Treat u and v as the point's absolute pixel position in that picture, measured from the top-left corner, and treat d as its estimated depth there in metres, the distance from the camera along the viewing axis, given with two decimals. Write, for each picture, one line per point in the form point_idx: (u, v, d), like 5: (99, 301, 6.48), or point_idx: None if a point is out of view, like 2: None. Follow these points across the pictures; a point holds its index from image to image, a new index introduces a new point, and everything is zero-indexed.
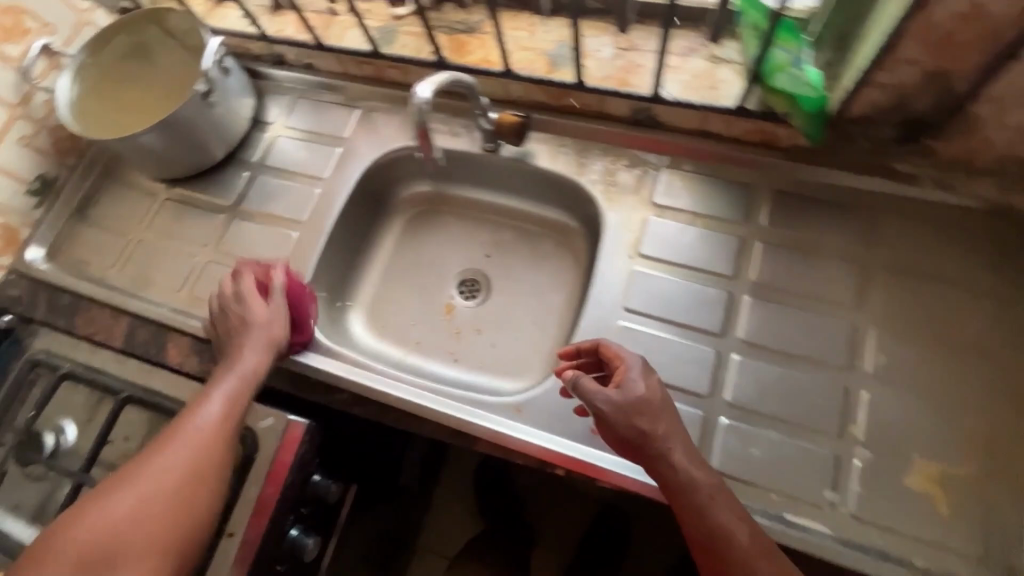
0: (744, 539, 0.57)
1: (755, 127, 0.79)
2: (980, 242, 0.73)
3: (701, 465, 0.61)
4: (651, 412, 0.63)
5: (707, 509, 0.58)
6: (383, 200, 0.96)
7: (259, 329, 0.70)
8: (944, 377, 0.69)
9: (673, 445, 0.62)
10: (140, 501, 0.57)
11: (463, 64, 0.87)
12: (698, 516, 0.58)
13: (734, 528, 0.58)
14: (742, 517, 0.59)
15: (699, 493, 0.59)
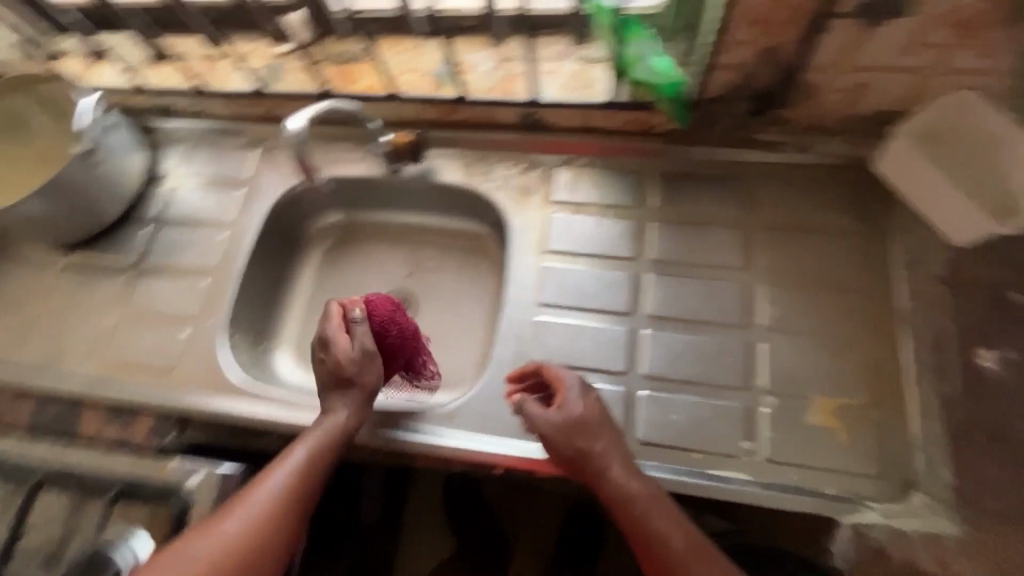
0: (680, 545, 0.56)
1: (632, 118, 0.80)
2: (847, 194, 0.76)
3: (638, 474, 0.60)
4: (592, 428, 0.62)
5: (644, 515, 0.58)
6: (296, 235, 0.99)
7: (338, 370, 0.70)
8: (833, 321, 0.71)
9: (609, 458, 0.61)
10: (261, 527, 0.59)
11: (352, 93, 0.88)
12: (638, 526, 0.58)
13: (676, 536, 0.57)
14: (677, 519, 0.58)
15: (637, 501, 0.58)
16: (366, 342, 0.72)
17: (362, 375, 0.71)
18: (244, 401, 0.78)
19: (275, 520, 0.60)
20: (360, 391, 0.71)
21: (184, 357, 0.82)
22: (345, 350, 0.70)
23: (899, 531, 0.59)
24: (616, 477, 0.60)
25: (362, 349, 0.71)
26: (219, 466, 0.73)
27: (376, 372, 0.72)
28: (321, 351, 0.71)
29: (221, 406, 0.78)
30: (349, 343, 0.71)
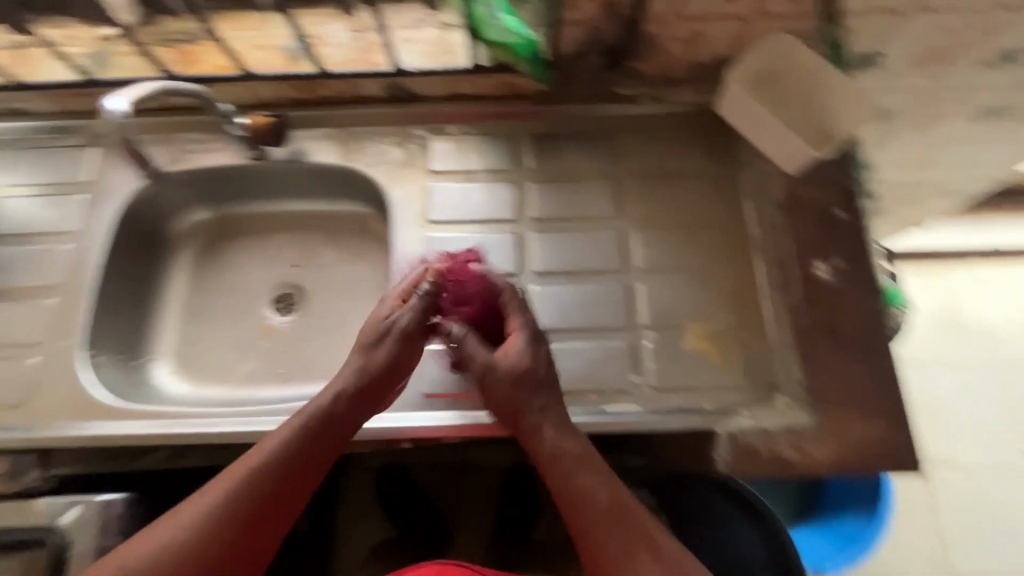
0: (599, 500, 0.59)
1: (498, 81, 0.82)
2: (700, 138, 0.82)
3: (569, 434, 0.62)
4: (524, 380, 0.63)
5: (572, 470, 0.60)
6: (159, 239, 0.90)
7: (365, 332, 0.67)
8: (698, 254, 0.77)
9: (532, 411, 0.63)
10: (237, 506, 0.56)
11: (197, 74, 0.81)
12: (566, 480, 0.60)
13: (600, 491, 0.59)
14: (603, 475, 0.60)
15: (565, 457, 0.61)
16: (398, 319, 0.66)
17: (375, 351, 0.65)
18: (115, 422, 0.71)
19: (247, 506, 0.57)
20: (361, 363, 0.64)
21: (37, 386, 0.73)
22: (377, 317, 0.67)
23: (767, 429, 0.67)
24: (546, 434, 0.62)
25: (391, 324, 0.66)
26: (97, 497, 0.67)
27: (389, 350, 0.65)
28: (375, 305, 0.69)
29: (89, 432, 0.70)
30: (390, 312, 0.67)
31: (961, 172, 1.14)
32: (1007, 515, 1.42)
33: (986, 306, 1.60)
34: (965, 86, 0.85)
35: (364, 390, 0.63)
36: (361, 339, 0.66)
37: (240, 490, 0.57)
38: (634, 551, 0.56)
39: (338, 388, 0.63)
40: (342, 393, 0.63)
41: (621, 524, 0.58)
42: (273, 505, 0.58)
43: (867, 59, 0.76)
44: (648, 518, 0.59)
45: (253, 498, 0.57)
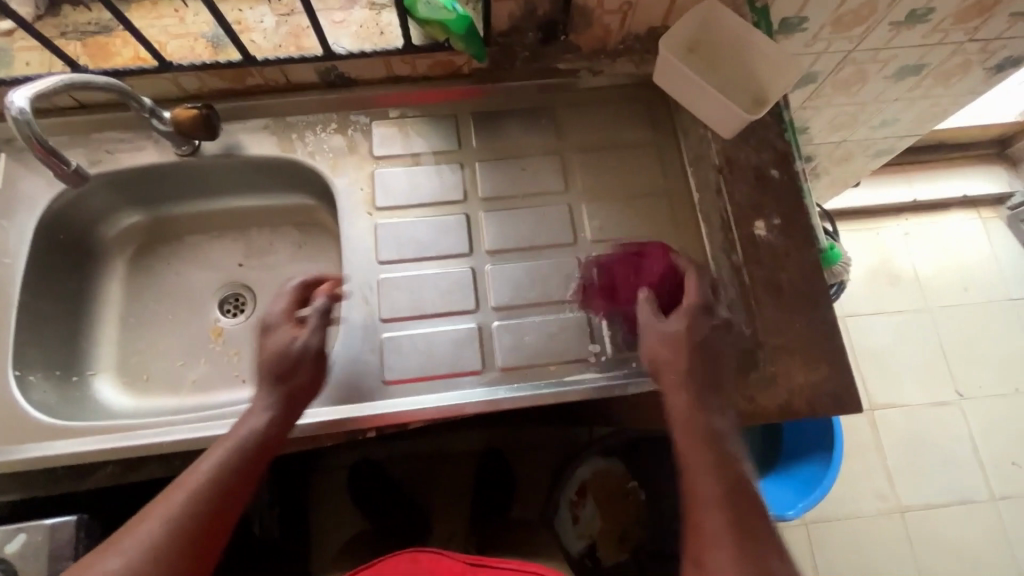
0: (713, 486, 0.57)
1: (436, 61, 0.80)
2: (639, 108, 0.84)
3: (703, 410, 0.62)
4: (687, 348, 0.64)
5: (699, 449, 0.59)
6: (87, 247, 0.85)
7: (272, 364, 0.63)
8: (646, 223, 0.79)
9: (689, 378, 0.63)
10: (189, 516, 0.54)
11: (109, 68, 0.75)
12: (693, 460, 0.59)
13: (720, 477, 0.58)
14: (725, 465, 0.59)
15: (699, 437, 0.60)
16: (312, 339, 0.65)
17: (295, 374, 0.63)
18: (59, 441, 0.67)
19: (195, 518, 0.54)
20: (286, 392, 0.63)
21: None
22: (285, 344, 0.64)
23: None
24: (680, 408, 0.62)
25: (304, 348, 0.64)
26: (44, 520, 0.63)
27: (313, 371, 0.64)
28: (260, 338, 0.65)
29: (32, 452, 0.66)
30: (295, 337, 0.65)
31: (886, 130, 1.20)
32: (942, 447, 1.54)
33: (917, 257, 1.71)
34: (881, 45, 0.90)
35: (286, 413, 0.62)
36: (271, 371, 0.62)
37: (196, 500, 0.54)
38: (740, 539, 0.54)
39: (264, 415, 0.61)
40: (266, 421, 0.61)
41: (735, 515, 0.55)
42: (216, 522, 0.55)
43: (785, 23, 0.80)
44: (764, 519, 0.56)
45: (189, 530, 0.53)
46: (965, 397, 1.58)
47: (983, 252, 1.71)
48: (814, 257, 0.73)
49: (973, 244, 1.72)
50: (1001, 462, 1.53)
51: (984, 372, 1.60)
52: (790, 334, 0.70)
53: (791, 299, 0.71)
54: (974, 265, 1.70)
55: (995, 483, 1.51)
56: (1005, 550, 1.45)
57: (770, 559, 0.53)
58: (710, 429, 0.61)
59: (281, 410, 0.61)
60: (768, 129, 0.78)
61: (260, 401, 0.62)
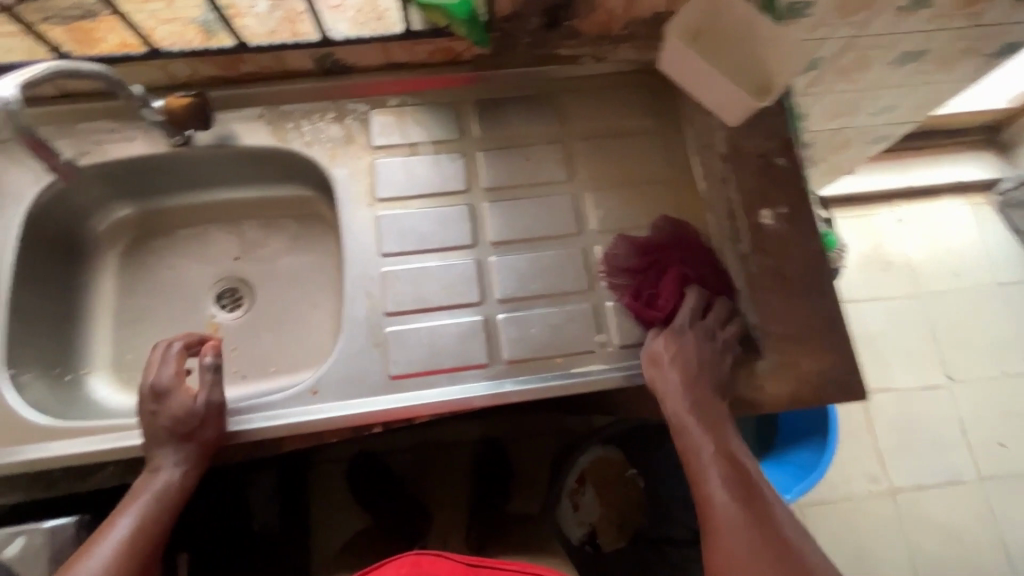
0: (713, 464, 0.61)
1: (436, 47, 0.78)
2: (643, 96, 0.83)
3: (696, 388, 0.65)
4: (697, 365, 0.66)
5: (693, 431, 0.63)
6: (77, 241, 0.82)
7: (175, 425, 0.63)
8: (652, 212, 0.78)
9: (694, 386, 0.65)
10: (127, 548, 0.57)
11: (96, 55, 0.72)
12: (689, 442, 0.63)
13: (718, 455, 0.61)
14: (720, 442, 0.63)
15: (693, 421, 0.64)
16: (212, 395, 0.66)
17: (202, 428, 0.65)
18: (55, 442, 0.65)
19: (133, 548, 0.57)
20: (195, 446, 0.64)
21: None
22: (185, 405, 0.64)
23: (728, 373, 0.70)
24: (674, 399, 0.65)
25: (205, 404, 0.65)
26: (44, 523, 0.62)
27: (219, 424, 0.66)
28: (150, 404, 0.64)
29: (27, 455, 0.64)
30: (193, 396, 0.65)
31: (883, 117, 1.20)
32: (933, 430, 1.57)
33: (909, 243, 1.72)
34: (885, 31, 0.89)
35: (199, 463, 0.64)
36: (176, 432, 0.63)
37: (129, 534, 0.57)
38: (747, 508, 0.57)
39: (175, 469, 0.63)
40: (175, 477, 0.62)
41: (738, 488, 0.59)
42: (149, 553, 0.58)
43: (791, 8, 0.79)
44: (766, 490, 0.60)
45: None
46: (955, 381, 1.61)
47: (974, 237, 1.73)
48: (820, 246, 0.72)
49: (964, 230, 1.74)
50: (989, 444, 1.56)
51: (973, 356, 1.63)
52: (797, 322, 0.70)
53: (798, 288, 0.71)
54: (964, 250, 1.72)
55: (983, 464, 1.54)
56: (993, 529, 1.49)
57: (773, 524, 0.57)
58: (704, 411, 0.65)
59: (192, 464, 0.63)
60: (774, 116, 0.77)
61: (164, 459, 0.63)
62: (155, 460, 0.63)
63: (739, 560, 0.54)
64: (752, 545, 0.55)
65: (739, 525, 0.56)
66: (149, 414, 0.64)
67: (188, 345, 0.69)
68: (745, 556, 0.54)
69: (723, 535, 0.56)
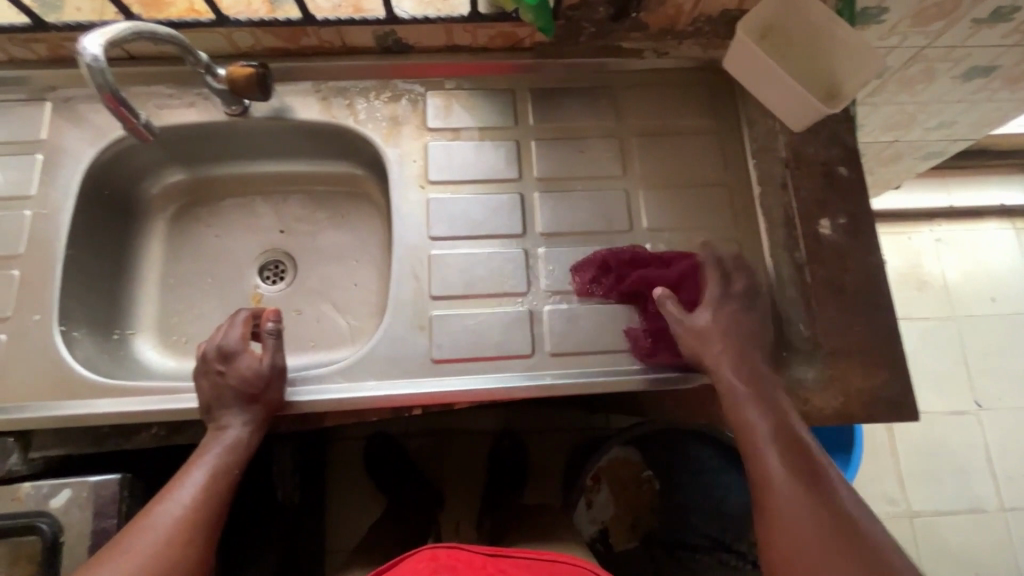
0: (783, 471, 0.57)
1: (498, 32, 0.77)
2: (703, 94, 0.81)
3: (747, 368, 0.64)
4: (721, 336, 0.65)
5: (759, 428, 0.60)
6: (129, 202, 0.83)
7: (242, 387, 0.64)
8: (705, 213, 0.76)
9: (745, 341, 0.65)
10: (201, 496, 0.59)
11: (163, 18, 0.72)
12: (755, 442, 0.60)
13: (789, 460, 0.57)
14: (792, 451, 0.58)
15: (762, 419, 0.60)
16: (276, 358, 0.67)
17: (268, 390, 0.66)
18: (106, 399, 0.66)
19: (206, 499, 0.59)
20: (260, 407, 0.65)
21: (8, 365, 0.67)
22: (250, 366, 0.65)
23: None
24: (729, 377, 0.64)
25: (269, 366, 0.66)
26: (90, 477, 0.63)
27: (284, 387, 0.67)
28: (218, 364, 0.65)
29: (78, 410, 0.66)
30: (259, 358, 0.66)
31: (939, 133, 1.17)
32: (956, 456, 1.54)
33: (946, 263, 1.68)
34: (958, 43, 0.86)
35: (262, 424, 0.65)
36: (244, 394, 0.64)
37: (203, 484, 0.60)
38: (810, 492, 0.55)
39: (242, 428, 0.64)
40: (241, 436, 0.64)
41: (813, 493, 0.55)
42: (220, 504, 0.60)
43: (865, 13, 0.77)
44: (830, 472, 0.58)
45: (186, 538, 0.56)
46: (983, 408, 1.57)
47: (1016, 263, 1.68)
48: (878, 260, 0.71)
49: (1007, 256, 1.69)
50: (1014, 475, 1.52)
51: (1006, 385, 1.59)
52: (850, 337, 0.69)
53: (852, 303, 0.69)
54: (1004, 276, 1.67)
55: (1006, 495, 1.51)
56: (1010, 562, 1.46)
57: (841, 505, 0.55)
58: (774, 409, 0.61)
59: (259, 424, 0.65)
60: (838, 125, 0.76)
61: (232, 418, 0.64)
62: (220, 419, 0.64)
63: (802, 536, 0.53)
64: (826, 551, 0.51)
65: (817, 529, 0.53)
66: (216, 375, 0.65)
67: (254, 313, 0.70)
68: (823, 561, 0.51)
69: (799, 541, 0.53)
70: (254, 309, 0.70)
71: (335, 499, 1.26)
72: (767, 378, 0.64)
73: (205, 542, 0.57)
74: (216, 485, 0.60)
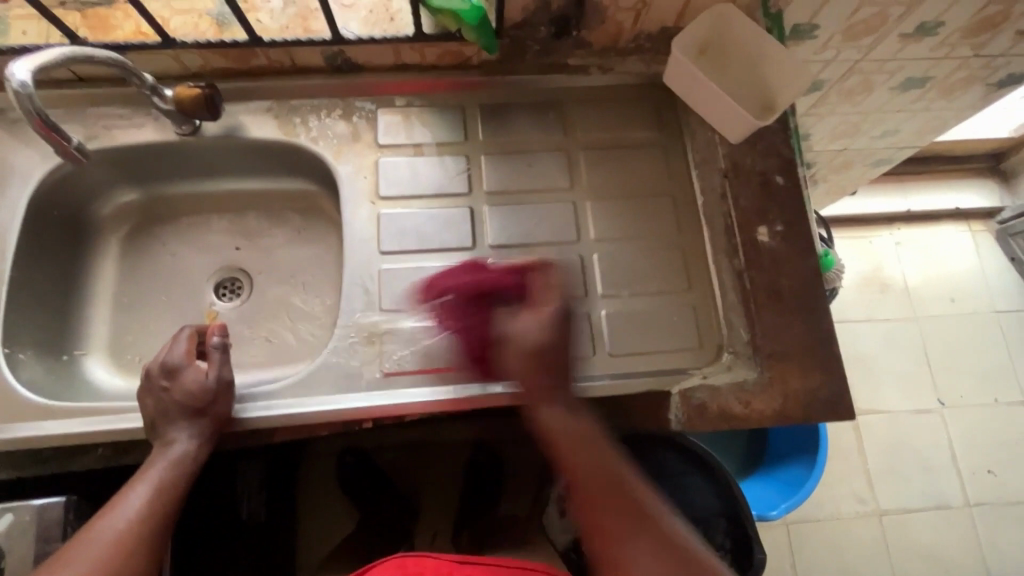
0: (650, 560, 0.53)
1: (444, 50, 0.79)
2: (647, 108, 0.83)
3: (564, 408, 0.63)
4: (540, 350, 0.62)
5: (611, 524, 0.56)
6: (80, 223, 0.83)
7: (189, 401, 0.64)
8: (650, 223, 0.78)
9: (558, 356, 0.63)
10: (149, 509, 0.59)
11: (110, 42, 0.73)
12: (606, 535, 0.56)
13: (645, 541, 0.54)
14: (638, 519, 0.56)
15: (598, 502, 0.57)
16: (222, 372, 0.68)
17: (214, 404, 0.66)
18: (49, 421, 0.66)
19: (155, 512, 0.59)
20: (208, 420, 0.66)
21: None
22: (196, 380, 0.65)
23: (718, 387, 0.71)
24: (551, 419, 0.63)
25: (215, 379, 0.67)
26: (33, 500, 0.62)
27: (232, 400, 0.67)
28: (162, 380, 0.65)
29: (20, 432, 0.65)
30: (204, 372, 0.67)
31: (885, 140, 1.21)
32: (921, 454, 1.57)
33: (906, 266, 1.73)
34: (890, 56, 0.90)
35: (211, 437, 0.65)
36: (190, 408, 0.64)
37: (151, 497, 0.60)
38: (659, 554, 0.53)
39: (189, 441, 0.64)
40: (189, 449, 0.64)
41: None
42: (167, 516, 0.60)
43: (797, 29, 0.80)
44: (662, 518, 0.56)
45: (131, 549, 0.56)
46: (946, 406, 1.61)
47: (972, 264, 1.74)
48: (813, 265, 0.73)
49: (963, 257, 1.74)
50: (978, 471, 1.56)
51: (966, 382, 1.64)
52: (789, 340, 0.71)
53: (790, 307, 0.72)
54: (961, 277, 1.73)
55: (971, 490, 1.55)
56: (977, 555, 1.49)
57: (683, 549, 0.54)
58: (614, 485, 0.58)
59: (206, 437, 0.65)
60: (774, 136, 0.79)
61: (178, 433, 0.64)
62: (167, 435, 0.64)
63: None
64: None
65: None
66: (160, 391, 0.65)
67: (200, 329, 0.71)
68: None
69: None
70: (198, 326, 0.71)
71: (304, 515, 1.25)
72: (602, 442, 0.62)
73: (152, 552, 0.57)
74: (163, 498, 0.60)
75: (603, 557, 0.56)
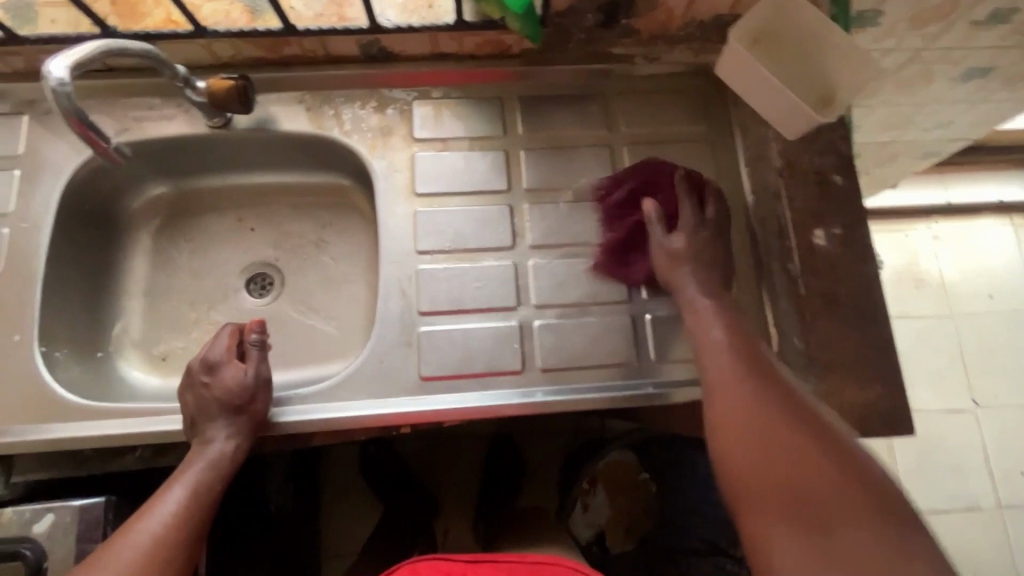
0: (765, 410, 0.53)
1: (483, 39, 0.75)
2: (694, 101, 0.79)
3: (711, 293, 0.65)
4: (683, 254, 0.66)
5: (726, 376, 0.57)
6: (109, 216, 0.82)
7: (227, 398, 0.63)
8: None
9: (710, 269, 0.67)
10: (185, 512, 0.58)
11: (140, 32, 0.71)
12: (721, 381, 0.57)
13: (761, 385, 0.55)
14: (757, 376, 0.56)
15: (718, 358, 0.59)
16: (261, 368, 0.66)
17: (252, 402, 0.65)
18: (86, 422, 0.65)
19: (192, 513, 0.58)
20: (247, 418, 0.64)
21: None
22: (236, 377, 0.64)
23: None
24: (694, 297, 0.64)
25: (254, 376, 0.65)
26: (73, 500, 0.62)
27: (270, 399, 0.66)
28: (203, 376, 0.64)
29: (58, 434, 0.65)
30: (243, 369, 0.65)
31: (937, 132, 1.15)
32: (953, 455, 1.53)
33: (943, 261, 1.67)
34: (955, 45, 0.84)
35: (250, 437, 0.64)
36: (230, 406, 0.63)
37: (189, 499, 0.59)
38: (780, 401, 0.54)
39: (227, 441, 0.63)
40: (227, 449, 0.63)
41: (800, 426, 0.51)
42: (203, 520, 0.59)
43: (860, 17, 0.75)
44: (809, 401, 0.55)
45: (167, 551, 0.55)
46: (980, 406, 1.57)
47: (1013, 260, 1.67)
48: (873, 270, 0.69)
49: (1004, 253, 1.67)
50: (1012, 473, 1.52)
51: (1003, 382, 1.58)
52: (845, 349, 0.68)
53: (847, 314, 0.68)
54: (1002, 273, 1.66)
55: (1003, 492, 1.51)
56: (1007, 558, 1.46)
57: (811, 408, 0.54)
58: (745, 350, 0.58)
59: (245, 436, 0.64)
60: (832, 133, 0.74)
61: (217, 431, 0.63)
62: (205, 433, 0.63)
63: (775, 452, 0.50)
64: (803, 454, 0.49)
65: (796, 453, 0.50)
66: (201, 387, 0.64)
67: (241, 325, 0.69)
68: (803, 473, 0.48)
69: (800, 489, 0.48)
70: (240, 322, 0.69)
71: (329, 509, 1.25)
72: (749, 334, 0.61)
73: (187, 554, 0.57)
74: (200, 501, 0.60)
75: (719, 409, 0.55)
